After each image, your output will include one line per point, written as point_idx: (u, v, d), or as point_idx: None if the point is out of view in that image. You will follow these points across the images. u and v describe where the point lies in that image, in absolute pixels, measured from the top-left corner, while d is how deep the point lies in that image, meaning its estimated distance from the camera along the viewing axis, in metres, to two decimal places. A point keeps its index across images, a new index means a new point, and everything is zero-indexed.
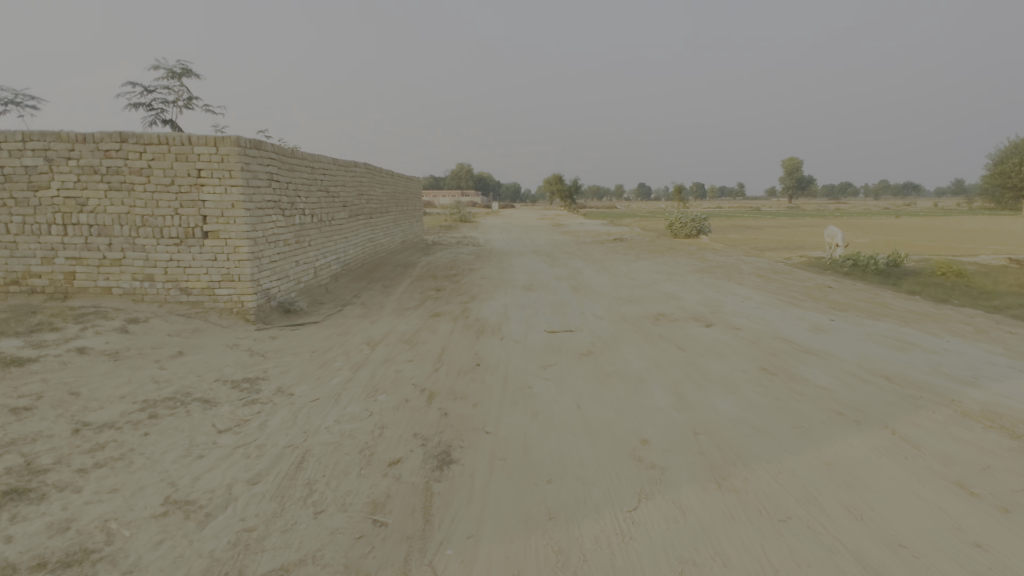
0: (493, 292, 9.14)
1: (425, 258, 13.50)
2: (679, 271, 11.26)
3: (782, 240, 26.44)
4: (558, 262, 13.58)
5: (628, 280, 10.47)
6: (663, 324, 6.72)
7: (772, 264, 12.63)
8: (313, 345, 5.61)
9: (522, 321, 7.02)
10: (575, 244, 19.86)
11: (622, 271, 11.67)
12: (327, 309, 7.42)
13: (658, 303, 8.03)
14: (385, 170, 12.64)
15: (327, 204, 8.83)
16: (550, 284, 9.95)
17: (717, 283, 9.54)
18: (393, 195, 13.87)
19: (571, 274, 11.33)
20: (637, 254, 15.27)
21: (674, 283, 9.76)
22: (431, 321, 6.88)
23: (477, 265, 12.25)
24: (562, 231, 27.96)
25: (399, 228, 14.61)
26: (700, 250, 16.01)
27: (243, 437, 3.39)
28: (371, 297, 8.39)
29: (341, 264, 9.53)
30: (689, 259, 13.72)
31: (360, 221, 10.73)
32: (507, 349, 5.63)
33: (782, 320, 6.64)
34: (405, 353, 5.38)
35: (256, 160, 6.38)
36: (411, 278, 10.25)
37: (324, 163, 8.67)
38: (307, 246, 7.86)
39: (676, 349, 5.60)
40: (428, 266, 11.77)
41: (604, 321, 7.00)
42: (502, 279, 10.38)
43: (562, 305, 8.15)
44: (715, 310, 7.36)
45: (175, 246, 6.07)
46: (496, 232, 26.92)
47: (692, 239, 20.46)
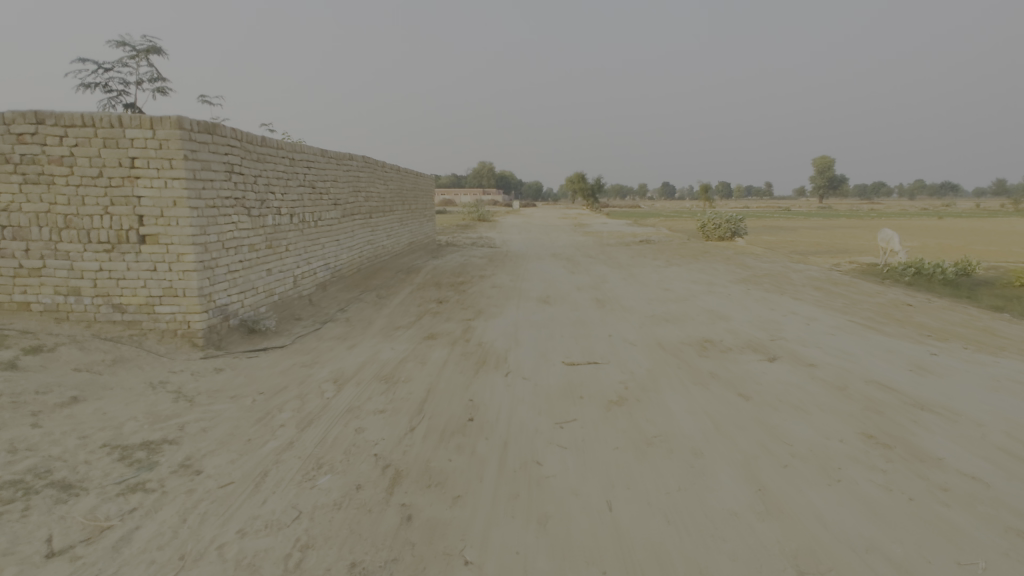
0: (503, 306, 7.83)
1: (432, 262, 12.21)
2: (719, 282, 9.80)
3: (822, 243, 24.58)
4: (579, 267, 12.20)
5: (662, 291, 9.05)
6: (713, 355, 5.32)
7: (825, 274, 11.05)
8: (264, 382, 4.38)
9: (535, 348, 5.69)
10: (598, 246, 18.41)
11: (653, 281, 10.22)
12: (302, 328, 6.21)
13: (701, 324, 6.60)
14: (388, 164, 11.38)
15: (312, 202, 7.62)
16: (570, 297, 8.60)
17: (769, 298, 8.06)
18: (399, 193, 12.64)
19: (595, 283, 9.96)
20: (668, 259, 13.76)
21: (716, 297, 8.30)
22: (423, 346, 5.61)
23: (488, 272, 10.94)
24: (584, 231, 26.49)
25: (406, 229, 13.35)
26: (738, 255, 14.42)
27: (76, 572, 2.15)
28: (359, 312, 7.16)
29: (330, 271, 8.33)
30: (728, 266, 12.17)
31: (356, 222, 9.53)
32: (513, 392, 4.32)
33: (867, 353, 5.19)
34: (377, 398, 4.10)
35: (208, 147, 5.18)
36: (411, 287, 8.97)
37: (308, 155, 7.45)
38: (282, 251, 6.67)
39: (736, 397, 4.22)
40: (433, 272, 10.49)
41: (638, 349, 5.62)
42: (515, 289, 9.04)
43: (584, 324, 6.79)
44: (776, 336, 5.92)
45: (105, 252, 4.90)
46: (514, 232, 25.57)
47: (726, 242, 18.83)
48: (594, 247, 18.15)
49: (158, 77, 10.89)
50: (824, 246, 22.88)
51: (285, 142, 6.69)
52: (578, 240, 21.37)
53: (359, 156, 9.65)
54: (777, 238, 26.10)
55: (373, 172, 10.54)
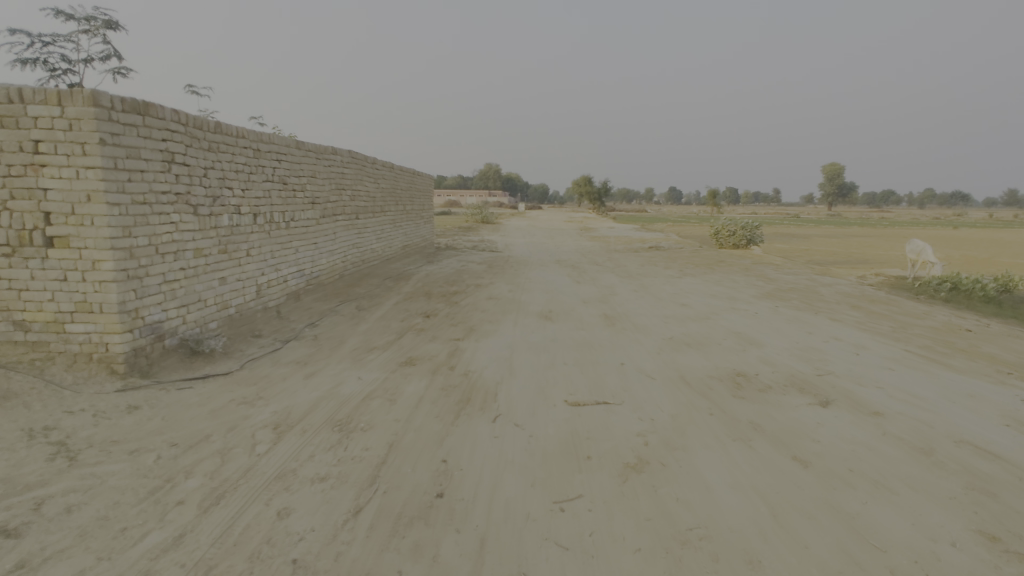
0: (497, 322, 6.88)
1: (425, 267, 11.27)
2: (741, 296, 8.81)
3: (840, 252, 23.52)
4: (586, 276, 11.22)
5: (678, 306, 8.07)
6: (749, 396, 4.35)
7: (857, 288, 10.03)
8: (183, 429, 3.43)
9: (532, 380, 4.73)
10: (605, 252, 17.42)
11: (667, 293, 9.24)
12: (258, 349, 5.26)
13: (728, 352, 5.63)
14: (377, 160, 10.46)
15: (283, 201, 6.68)
16: (575, 311, 7.64)
17: (803, 318, 7.06)
18: (391, 192, 11.69)
19: (603, 294, 8.99)
20: (681, 269, 12.76)
21: (741, 316, 7.32)
22: (397, 376, 4.65)
23: (485, 280, 9.99)
24: (590, 236, 25.51)
25: (399, 232, 12.42)
26: (756, 265, 13.40)
27: None
28: (332, 328, 6.23)
29: (304, 278, 7.39)
30: (748, 277, 11.16)
31: (339, 224, 8.59)
32: (500, 449, 3.36)
33: (940, 398, 4.22)
34: (322, 457, 3.15)
35: (137, 130, 4.25)
36: (398, 298, 8.02)
37: (278, 147, 6.52)
38: (241, 256, 5.73)
39: (790, 462, 3.25)
40: (425, 280, 9.53)
41: (656, 385, 4.65)
42: (514, 302, 8.08)
43: (591, 348, 5.81)
44: (822, 370, 4.94)
45: (5, 257, 3.97)
46: (517, 235, 24.63)
47: (741, 250, 17.83)
48: (601, 253, 17.19)
49: (109, 53, 9.81)
50: (842, 256, 21.81)
51: (247, 130, 5.75)
52: (584, 245, 20.38)
53: (344, 150, 8.73)
54: (792, 246, 25.05)
55: (360, 168, 9.61)
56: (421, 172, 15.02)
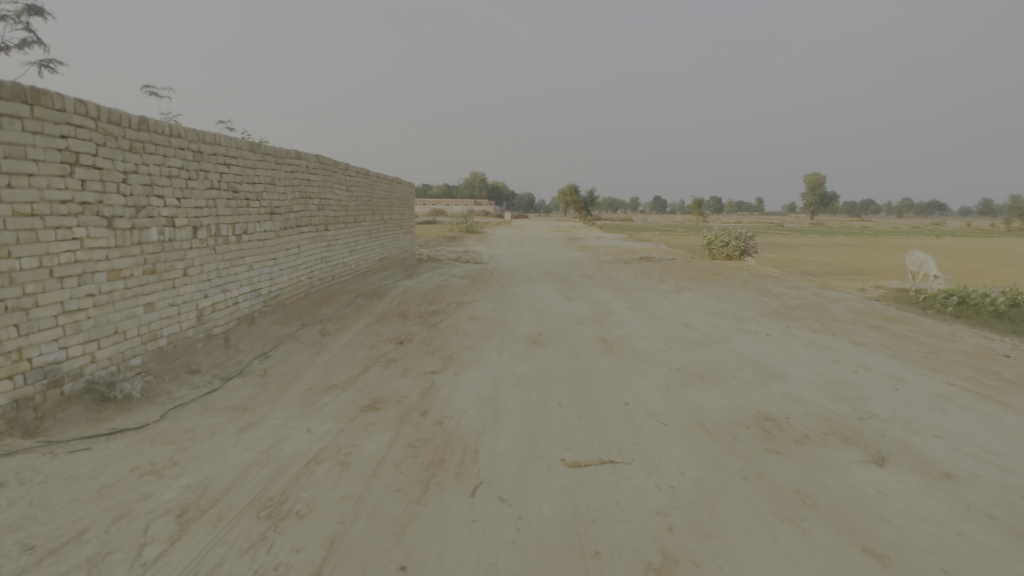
0: (481, 348, 6.05)
1: (403, 283, 10.40)
2: (747, 315, 8.09)
3: (832, 263, 23.13)
4: (576, 292, 10.45)
5: (681, 327, 7.30)
6: (786, 450, 3.56)
7: (867, 304, 9.38)
8: (52, 520, 2.54)
9: (521, 429, 3.90)
10: (595, 264, 16.70)
11: (667, 312, 8.48)
12: (190, 391, 4.36)
13: (748, 387, 4.85)
14: (350, 166, 9.60)
15: (232, 211, 5.80)
16: (568, 334, 6.84)
17: (822, 342, 6.33)
18: (366, 201, 10.83)
19: (597, 313, 8.21)
20: (677, 282, 12.04)
21: (752, 339, 6.56)
22: (355, 428, 3.79)
23: (468, 297, 9.17)
24: (578, 246, 24.85)
25: (375, 244, 11.53)
26: (754, 278, 12.74)
27: None
28: (287, 359, 5.35)
29: (260, 299, 6.50)
30: (749, 292, 10.46)
31: (304, 236, 7.72)
32: (480, 543, 2.52)
33: (1015, 452, 3.48)
34: (234, 565, 2.29)
35: (23, 123, 3.38)
36: (369, 320, 7.14)
37: (227, 150, 5.65)
38: (175, 277, 4.84)
39: (862, 557, 2.46)
40: (401, 298, 8.65)
41: (671, 435, 3.85)
42: (500, 323, 7.25)
43: (589, 383, 5.00)
44: (863, 412, 4.19)
45: None
46: (503, 245, 23.84)
47: (736, 262, 17.22)
48: (591, 265, 16.46)
49: (31, 40, 8.89)
50: (836, 267, 21.34)
51: (184, 128, 4.88)
52: (573, 256, 19.65)
53: (311, 155, 7.88)
54: (783, 256, 24.60)
55: (330, 175, 8.75)
56: (400, 180, 14.16)
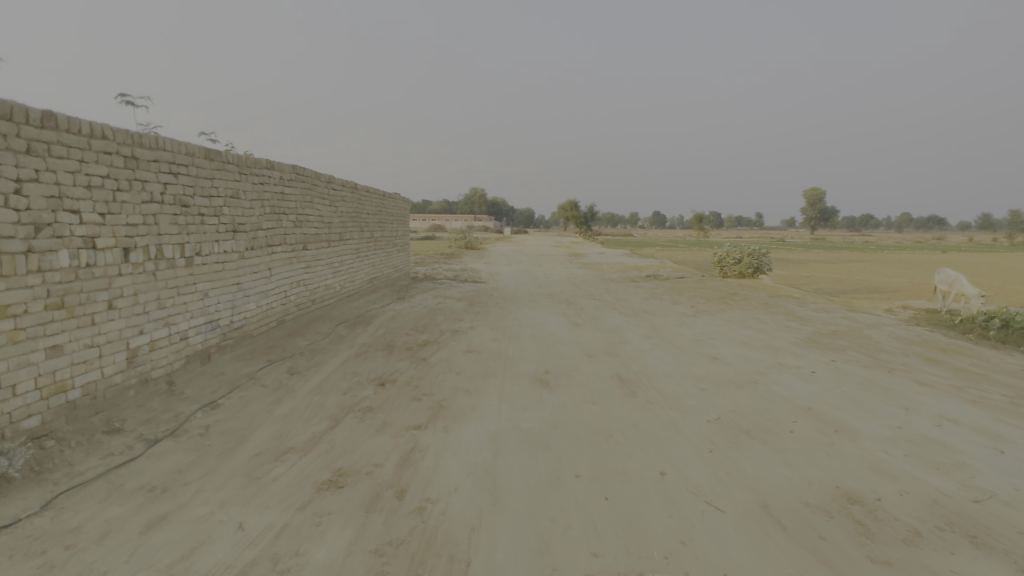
0: (478, 392, 5.05)
1: (393, 307, 9.44)
2: (781, 345, 7.13)
3: (844, 280, 22.26)
4: (584, 316, 9.49)
5: (709, 361, 6.33)
6: (897, 560, 2.57)
7: (909, 330, 8.42)
8: None
9: (529, 522, 2.90)
10: (600, 283, 15.77)
11: (688, 341, 7.49)
12: (99, 461, 3.37)
13: (813, 447, 3.86)
14: (334, 177, 8.71)
15: (179, 228, 4.86)
16: (579, 370, 5.85)
17: (882, 382, 5.35)
18: (353, 216, 9.91)
19: (610, 343, 7.24)
20: (692, 304, 11.09)
21: (797, 378, 5.58)
22: (304, 523, 2.79)
23: (464, 324, 8.20)
24: (582, 263, 23.90)
25: (363, 263, 10.58)
26: (774, 299, 11.80)
27: None
28: (240, 410, 4.35)
29: (218, 332, 5.53)
30: (775, 316, 9.48)
31: (277, 257, 6.78)
32: None
33: None
34: None
35: None
36: (348, 354, 6.15)
37: (174, 156, 4.75)
38: (94, 311, 3.89)
39: None
40: (389, 326, 7.65)
41: (732, 530, 2.85)
42: (500, 358, 6.27)
43: (612, 443, 4.01)
44: (976, 490, 3.20)
45: None
46: (504, 263, 22.91)
47: (749, 280, 16.26)
48: (596, 284, 15.48)
49: None
50: (851, 285, 20.39)
51: (109, 127, 3.97)
52: (576, 274, 18.68)
53: (285, 165, 6.98)
54: (794, 272, 23.61)
55: (310, 188, 7.85)
56: (393, 195, 13.26)
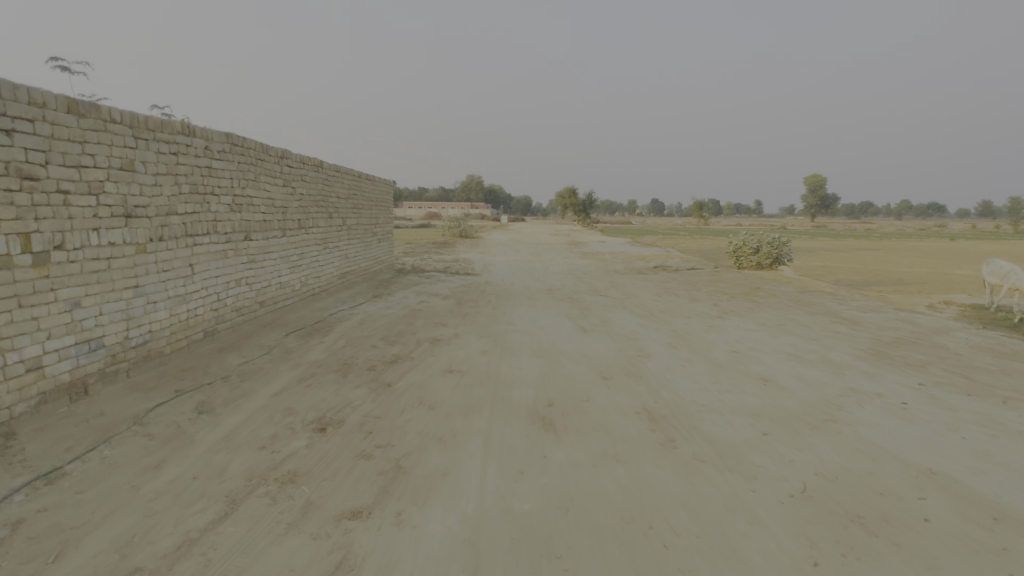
0: (455, 444, 3.59)
1: (365, 308, 7.96)
2: (842, 360, 5.68)
3: (862, 270, 20.86)
4: (592, 318, 8.02)
5: (760, 385, 4.87)
6: None
7: (985, 336, 6.97)
8: None
9: None
10: (606, 275, 14.30)
11: (725, 354, 6.02)
12: None
13: (979, 559, 2.41)
14: (291, 151, 7.19)
15: (16, 211, 3.37)
16: (593, 402, 4.39)
17: (1009, 423, 3.91)
18: (317, 200, 8.38)
19: (627, 357, 5.78)
20: (714, 302, 9.62)
21: (888, 414, 4.11)
22: None
23: (447, 331, 6.72)
24: (582, 253, 22.42)
25: (332, 256, 9.05)
26: (806, 296, 10.34)
27: None
28: (90, 485, 2.89)
29: (100, 356, 4.05)
30: (816, 318, 8.01)
31: (201, 250, 5.28)
32: None
33: None
34: None
35: None
36: (288, 379, 4.67)
37: (4, 106, 3.26)
38: None
39: None
40: (353, 335, 6.16)
41: None
42: (489, 382, 4.80)
43: (655, 545, 2.56)
44: None
45: None
46: (500, 253, 21.37)
47: (768, 272, 14.77)
48: (600, 278, 13.98)
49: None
50: (873, 276, 18.92)
51: None
52: (577, 265, 17.18)
53: (216, 133, 5.47)
54: (809, 263, 22.20)
55: (254, 165, 6.33)
56: (373, 176, 11.70)
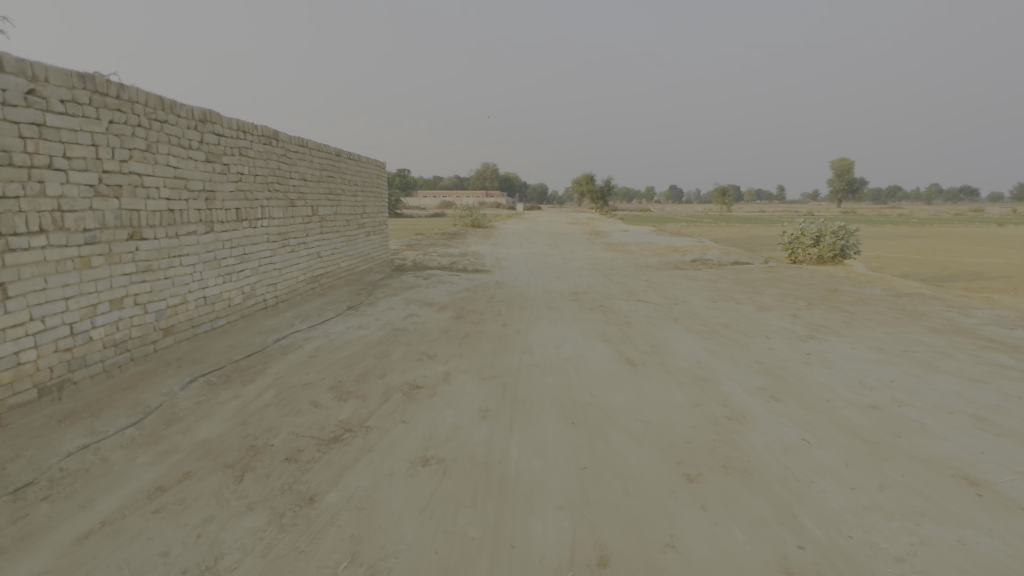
0: None
1: (332, 327, 5.92)
2: None
3: (928, 262, 18.34)
4: (638, 340, 5.88)
5: (975, 501, 2.72)
6: None
7: None
8: None
9: None
10: (639, 272, 12.10)
11: (862, 415, 3.83)
12: None
13: None
14: (216, 113, 5.14)
15: None
16: (686, 557, 2.28)
17: None
18: (269, 182, 6.31)
19: (712, 423, 3.65)
20: (793, 312, 7.40)
21: None
22: None
23: (436, 369, 4.64)
24: (605, 244, 20.14)
25: (295, 256, 6.99)
26: (908, 302, 8.05)
27: None
28: None
29: None
30: (954, 340, 5.76)
31: (24, 258, 3.27)
32: None
33: None
34: None
35: None
36: (134, 490, 2.64)
37: None
38: None
39: None
40: (290, 381, 4.10)
41: None
42: (487, 496, 2.71)
43: None
44: None
45: None
46: (514, 244, 19.16)
47: (834, 267, 12.38)
48: (632, 275, 11.76)
49: None
50: (944, 269, 16.38)
51: None
52: (603, 259, 14.93)
53: (55, 71, 3.44)
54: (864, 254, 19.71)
55: (149, 127, 4.29)
56: (358, 155, 9.59)
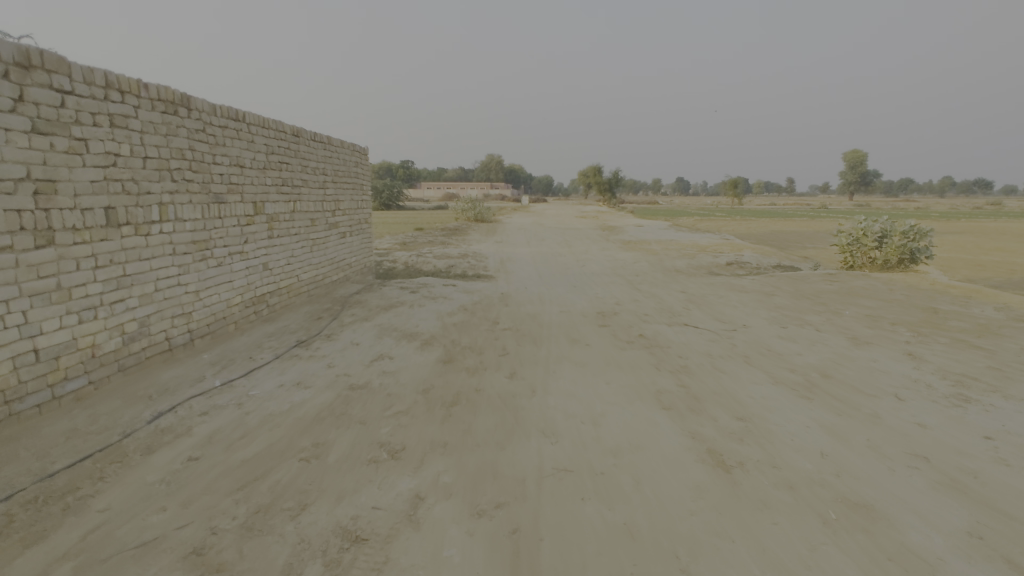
0: None
1: (256, 384, 3.99)
2: None
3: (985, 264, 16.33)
4: (714, 405, 3.93)
5: None
6: None
7: None
8: None
9: None
10: (673, 281, 10.13)
11: None
12: None
13: None
14: (52, 54, 3.19)
15: None
16: None
17: None
18: (173, 169, 4.36)
19: None
20: (903, 348, 5.43)
21: None
22: None
23: (398, 487, 2.70)
24: (622, 242, 18.12)
25: (224, 273, 5.06)
26: None
27: None
28: None
29: None
30: None
31: None
32: None
33: None
34: None
35: None
36: None
37: None
38: None
39: None
40: (113, 542, 2.18)
41: None
42: None
43: None
44: None
45: None
46: (521, 242, 17.22)
47: (903, 274, 10.40)
48: (665, 284, 9.80)
49: None
50: (1015, 272, 14.21)
51: None
52: (624, 261, 12.96)
53: None
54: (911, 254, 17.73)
55: None
56: (327, 138, 7.59)
